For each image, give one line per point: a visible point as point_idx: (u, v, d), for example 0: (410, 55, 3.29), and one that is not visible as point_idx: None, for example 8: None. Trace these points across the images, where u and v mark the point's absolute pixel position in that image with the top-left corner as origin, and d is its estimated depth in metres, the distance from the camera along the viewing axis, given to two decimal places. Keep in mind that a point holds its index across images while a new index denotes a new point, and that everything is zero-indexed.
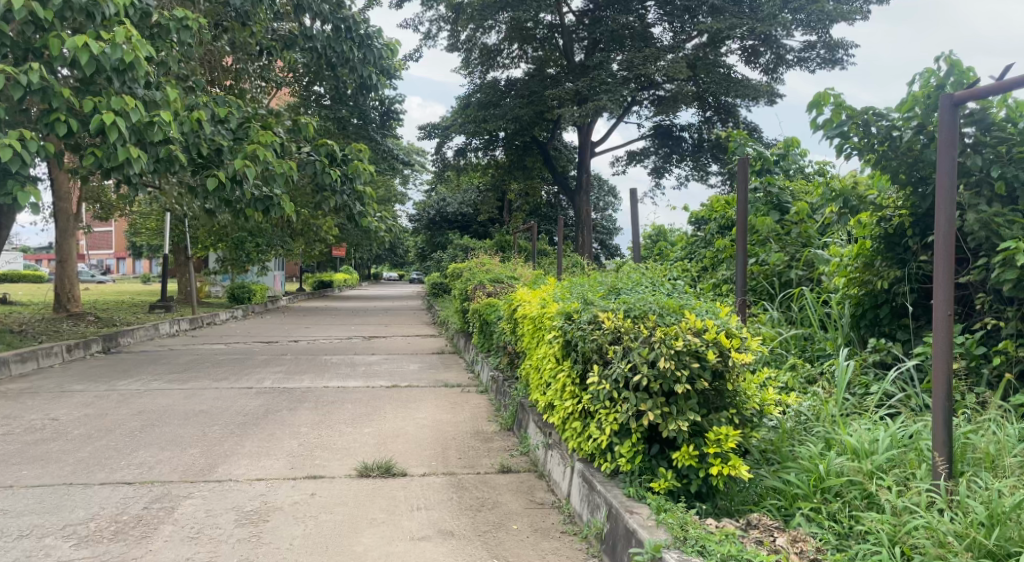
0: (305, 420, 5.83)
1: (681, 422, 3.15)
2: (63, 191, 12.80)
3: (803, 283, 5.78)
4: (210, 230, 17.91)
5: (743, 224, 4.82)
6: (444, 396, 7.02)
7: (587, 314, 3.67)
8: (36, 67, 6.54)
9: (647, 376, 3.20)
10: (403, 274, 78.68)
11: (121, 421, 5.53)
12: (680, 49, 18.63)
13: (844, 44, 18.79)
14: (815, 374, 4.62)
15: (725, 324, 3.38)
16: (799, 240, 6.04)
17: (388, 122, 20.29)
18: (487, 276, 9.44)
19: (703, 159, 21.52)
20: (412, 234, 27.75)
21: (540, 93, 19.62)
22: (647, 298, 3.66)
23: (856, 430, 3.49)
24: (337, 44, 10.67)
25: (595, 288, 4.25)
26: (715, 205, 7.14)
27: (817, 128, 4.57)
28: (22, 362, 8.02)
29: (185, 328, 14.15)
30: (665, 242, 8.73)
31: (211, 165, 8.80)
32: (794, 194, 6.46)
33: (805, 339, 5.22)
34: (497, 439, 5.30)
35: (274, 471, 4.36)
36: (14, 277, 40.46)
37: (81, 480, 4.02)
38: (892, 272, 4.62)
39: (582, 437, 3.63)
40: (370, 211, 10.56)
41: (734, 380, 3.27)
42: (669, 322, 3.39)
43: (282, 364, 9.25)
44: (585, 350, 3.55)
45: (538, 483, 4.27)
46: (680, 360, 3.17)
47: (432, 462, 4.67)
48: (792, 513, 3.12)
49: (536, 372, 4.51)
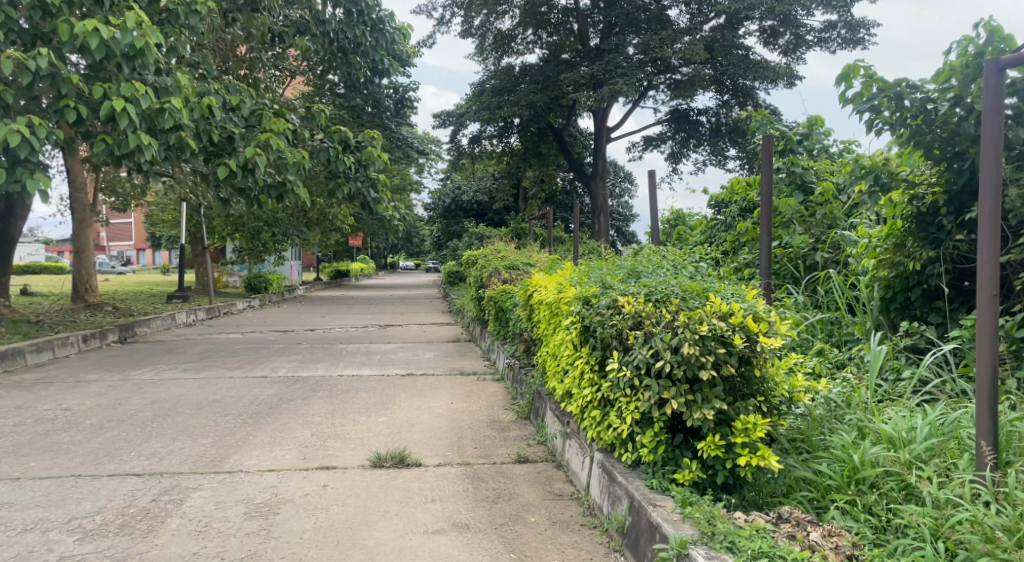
0: (319, 409, 5.74)
1: (706, 410, 2.99)
2: (80, 181, 12.74)
3: (829, 266, 5.57)
4: (227, 220, 17.91)
5: (767, 204, 4.60)
6: (459, 385, 6.90)
7: (606, 298, 3.50)
8: (45, 52, 6.45)
9: (670, 362, 3.03)
10: (419, 264, 78.71)
11: (134, 411, 5.46)
12: (697, 31, 18.32)
13: (866, 23, 18.29)
14: (844, 359, 4.44)
15: (753, 307, 3.20)
16: (824, 222, 5.83)
17: (403, 110, 20.44)
18: (503, 262, 9.28)
19: (721, 143, 21.18)
20: (427, 222, 27.64)
21: (555, 78, 19.38)
22: (669, 281, 3.49)
23: (892, 418, 3.31)
24: (350, 29, 10.51)
25: (614, 271, 4.08)
26: (736, 187, 6.93)
27: (846, 102, 4.33)
28: (37, 352, 8.01)
29: (201, 318, 14.15)
30: (684, 226, 8.53)
31: (223, 153, 8.71)
32: (819, 174, 6.23)
33: (832, 323, 5.03)
34: (513, 428, 5.17)
35: (286, 462, 4.26)
36: (35, 267, 40.92)
37: (89, 471, 3.95)
38: (925, 252, 4.41)
39: (601, 426, 3.49)
40: (384, 198, 10.34)
41: (761, 365, 3.10)
42: (693, 306, 3.22)
43: (297, 353, 9.18)
44: (604, 336, 3.38)
45: (556, 473, 4.14)
46: (705, 346, 3.01)
47: (447, 451, 4.56)
48: (825, 506, 2.95)
49: (553, 359, 4.37)
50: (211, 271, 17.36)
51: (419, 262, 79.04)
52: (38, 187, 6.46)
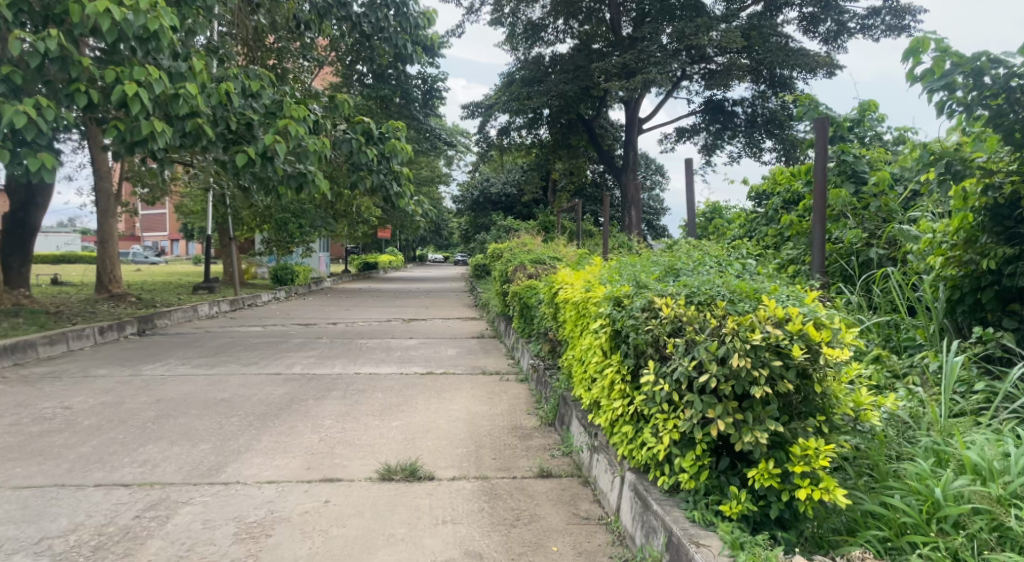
0: (329, 411, 5.41)
1: (759, 433, 2.54)
2: (105, 170, 12.64)
3: (886, 264, 5.06)
4: (254, 211, 17.75)
5: (820, 192, 4.10)
6: (481, 385, 6.51)
7: (640, 300, 3.07)
8: (55, 33, 6.12)
9: (717, 377, 2.59)
10: (448, 256, 78.42)
11: (137, 410, 5.22)
12: (734, 18, 17.80)
13: (913, 9, 17.42)
14: (906, 369, 3.95)
15: (813, 312, 2.74)
16: (879, 215, 5.31)
17: (430, 101, 19.44)
18: (529, 256, 8.85)
19: (757, 135, 20.49)
20: (455, 214, 27.31)
21: (586, 67, 18.84)
22: (713, 280, 3.06)
23: (976, 442, 2.83)
24: (373, 13, 10.13)
25: (649, 269, 3.64)
26: (779, 177, 6.46)
27: (915, 81, 3.76)
28: (50, 344, 7.83)
29: (224, 310, 14.00)
30: (721, 219, 8.05)
31: (242, 141, 8.35)
32: (872, 162, 5.68)
33: (892, 327, 4.51)
34: (536, 437, 4.77)
35: (288, 472, 3.94)
36: (73, 256, 41.69)
37: (75, 480, 3.70)
38: (1003, 249, 3.89)
39: (634, 444, 3.07)
40: (406, 192, 9.93)
41: (823, 382, 2.64)
42: (742, 310, 2.78)
43: (316, 348, 8.90)
44: (637, 343, 2.96)
45: (583, 492, 3.72)
46: (758, 357, 2.56)
47: (463, 463, 4.18)
48: (901, 548, 2.49)
49: (580, 365, 3.95)
50: (236, 262, 17.23)
51: (448, 255, 78.94)
52: (39, 167, 6.29)
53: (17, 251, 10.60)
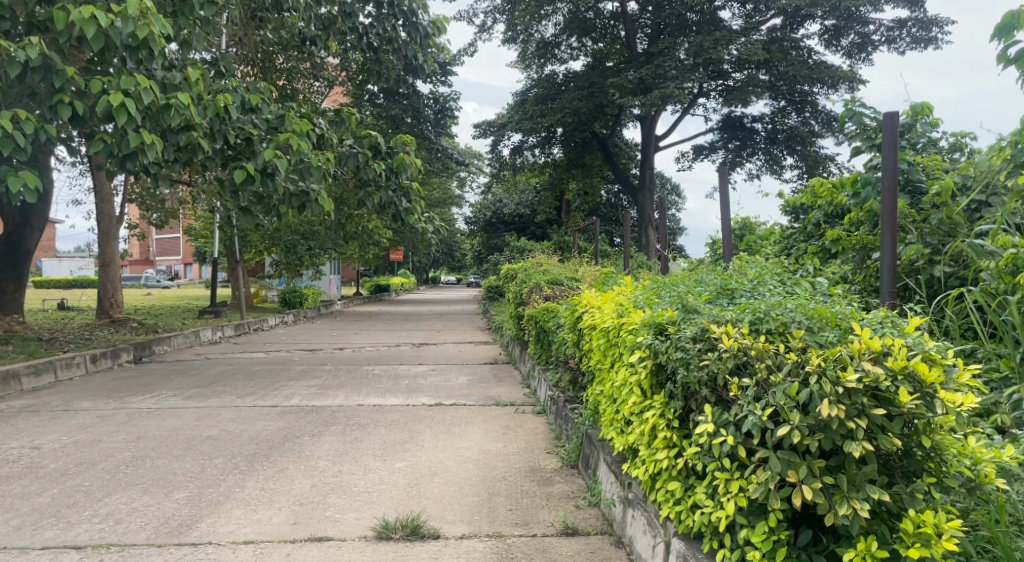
0: (327, 450, 4.84)
1: (858, 503, 1.95)
2: (106, 192, 12.34)
3: (954, 283, 4.43)
4: (265, 234, 17.52)
5: (889, 200, 3.52)
6: (495, 419, 5.90)
7: (692, 327, 2.51)
8: (35, 40, 5.67)
9: (800, 429, 2.02)
10: (461, 278, 78.34)
11: (112, 451, 4.68)
12: (754, 31, 17.22)
13: (940, 21, 16.82)
14: (994, 405, 3.33)
15: (919, 344, 2.17)
16: (941, 229, 4.66)
17: (443, 120, 19.05)
18: (545, 276, 8.29)
19: (777, 151, 19.81)
20: (468, 235, 26.81)
21: (601, 84, 18.21)
22: (783, 302, 2.50)
23: None
24: (381, 24, 9.64)
25: (695, 290, 3.10)
26: (819, 189, 5.87)
27: (1009, 63, 3.23)
28: (36, 375, 7.34)
29: (229, 335, 13.53)
30: (752, 235, 7.51)
31: (241, 156, 7.85)
32: (928, 171, 5.09)
33: (967, 355, 3.90)
34: (558, 482, 4.17)
35: (271, 529, 3.37)
36: (84, 280, 41.43)
37: (18, 543, 3.16)
38: None
39: (684, 506, 2.48)
40: (417, 208, 9.39)
41: (933, 434, 2.05)
42: (826, 342, 2.23)
43: (319, 376, 8.33)
44: (689, 381, 2.40)
45: (615, 557, 3.12)
46: (854, 404, 1.99)
47: (474, 516, 3.59)
48: None
49: (612, 404, 3.38)
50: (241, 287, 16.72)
51: (461, 277, 78.86)
52: (20, 187, 5.79)
53: (9, 275, 10.19)
